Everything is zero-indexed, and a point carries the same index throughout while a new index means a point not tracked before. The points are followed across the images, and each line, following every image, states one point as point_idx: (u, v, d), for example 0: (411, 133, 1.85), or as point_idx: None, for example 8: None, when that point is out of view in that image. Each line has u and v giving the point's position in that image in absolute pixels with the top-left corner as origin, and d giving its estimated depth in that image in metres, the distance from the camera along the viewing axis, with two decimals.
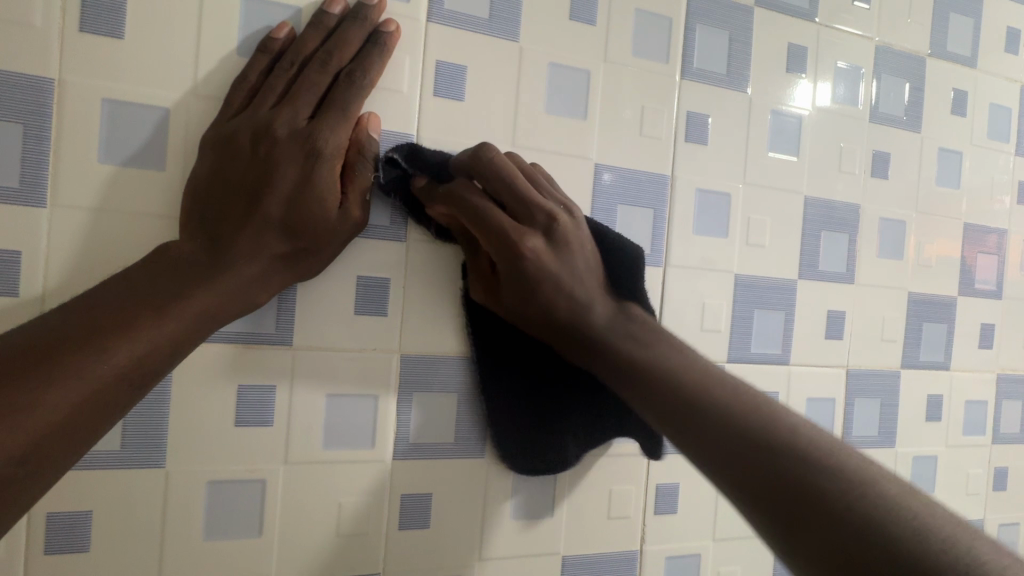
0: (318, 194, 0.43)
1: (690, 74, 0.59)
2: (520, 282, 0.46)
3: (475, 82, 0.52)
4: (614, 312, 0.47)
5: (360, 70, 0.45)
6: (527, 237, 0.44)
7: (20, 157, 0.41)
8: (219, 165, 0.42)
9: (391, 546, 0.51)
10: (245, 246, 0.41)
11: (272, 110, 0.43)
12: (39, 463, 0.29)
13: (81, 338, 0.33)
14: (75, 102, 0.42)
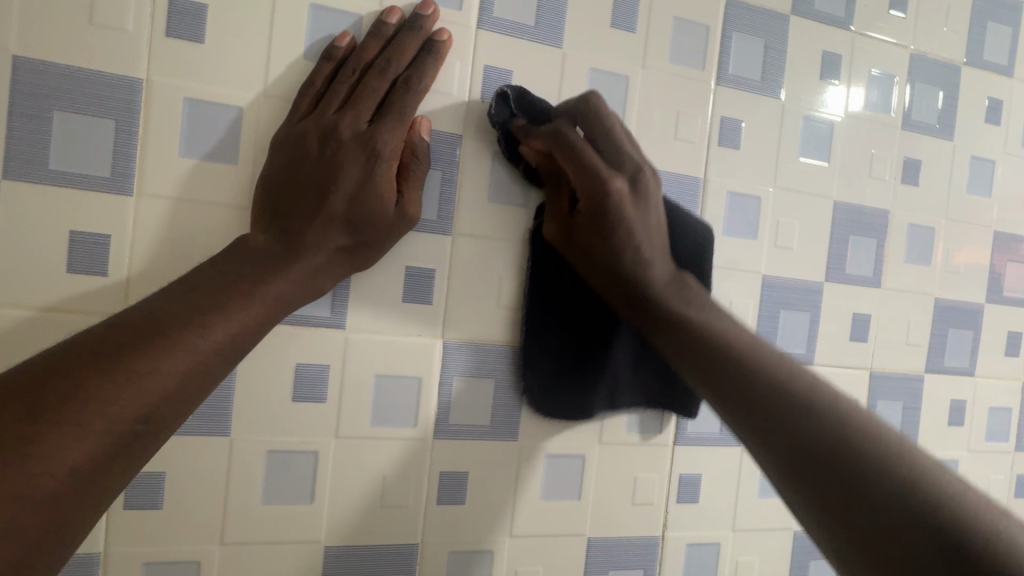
0: (379, 193, 0.47)
1: (726, 81, 0.61)
2: (598, 227, 0.52)
3: (520, 85, 0.54)
4: (671, 278, 0.54)
5: (416, 76, 0.48)
6: (614, 180, 0.50)
7: (112, 150, 0.45)
8: (291, 164, 0.46)
9: (430, 519, 0.54)
10: (313, 239, 0.45)
11: (338, 116, 0.47)
12: (155, 422, 0.35)
13: (185, 317, 0.38)
14: (161, 101, 0.46)
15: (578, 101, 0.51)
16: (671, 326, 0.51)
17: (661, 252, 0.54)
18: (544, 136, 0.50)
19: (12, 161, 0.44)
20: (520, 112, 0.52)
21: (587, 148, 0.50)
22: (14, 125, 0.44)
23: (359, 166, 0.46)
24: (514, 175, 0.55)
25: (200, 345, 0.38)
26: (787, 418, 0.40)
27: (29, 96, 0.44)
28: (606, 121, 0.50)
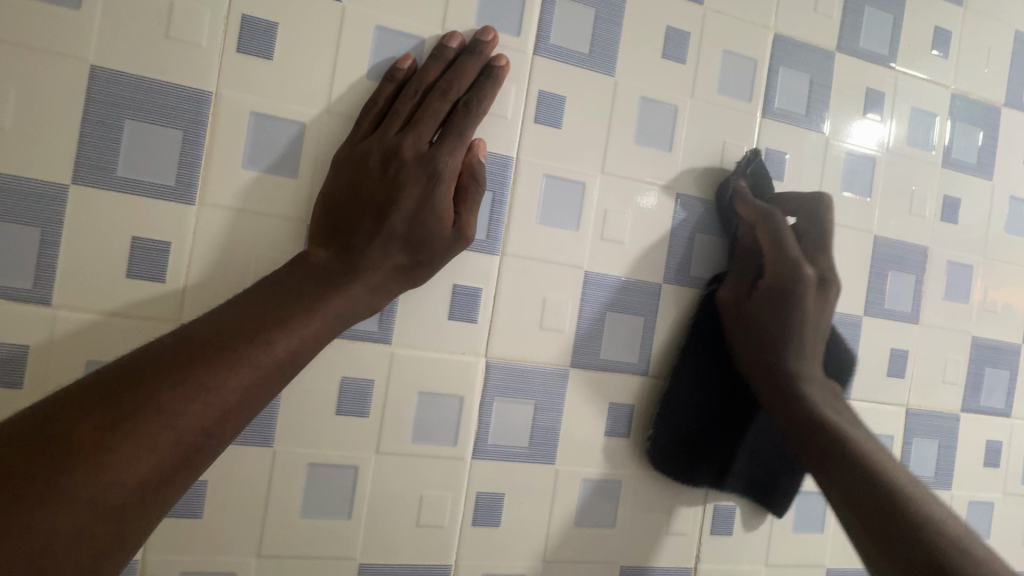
0: (437, 213, 0.47)
1: (771, 113, 0.62)
2: (758, 311, 0.61)
3: (572, 112, 0.55)
4: (803, 376, 0.61)
5: (476, 99, 0.49)
6: (805, 269, 0.62)
7: (178, 160, 0.46)
8: (355, 181, 0.47)
9: (465, 541, 0.54)
10: (373, 256, 0.46)
11: (399, 136, 0.48)
12: (218, 435, 0.36)
13: (250, 331, 0.39)
14: (227, 114, 0.47)
15: (786, 225, 0.62)
16: (791, 397, 0.60)
17: (819, 381, 0.62)
18: (761, 207, 0.60)
19: (83, 167, 0.45)
20: (743, 177, 0.60)
21: (786, 234, 0.61)
22: (86, 131, 0.45)
23: (421, 186, 0.47)
24: (564, 198, 0.55)
25: (262, 361, 0.38)
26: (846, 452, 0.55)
27: (103, 105, 0.45)
28: (791, 250, 0.61)
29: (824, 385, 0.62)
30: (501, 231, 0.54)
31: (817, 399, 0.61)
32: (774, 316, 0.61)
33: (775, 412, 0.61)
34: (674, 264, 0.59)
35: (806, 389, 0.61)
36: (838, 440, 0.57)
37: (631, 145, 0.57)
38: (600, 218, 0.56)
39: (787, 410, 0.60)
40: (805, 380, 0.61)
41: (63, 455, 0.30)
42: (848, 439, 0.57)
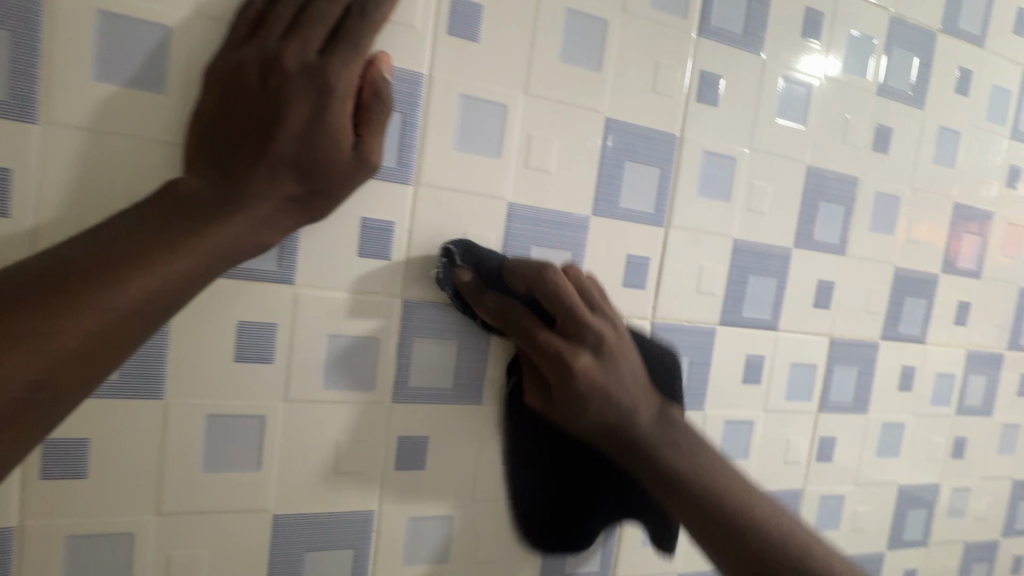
0: (332, 132, 0.41)
1: (707, 32, 0.58)
2: (572, 398, 0.47)
3: (491, 23, 0.50)
4: (602, 364, 0.47)
5: (373, 2, 0.42)
6: (578, 357, 0.47)
7: (9, 68, 0.39)
8: (231, 99, 0.40)
9: (388, 486, 0.52)
10: (256, 182, 0.39)
11: (281, 43, 0.41)
12: (53, 392, 0.30)
13: (99, 268, 0.33)
14: (68, 12, 0.39)
15: (529, 270, 0.48)
16: (636, 456, 0.47)
17: (646, 397, 0.49)
18: (467, 266, 0.49)
19: None
20: (468, 265, 0.49)
21: (541, 333, 0.47)
22: None
23: (309, 101, 0.40)
24: (484, 122, 0.51)
25: (111, 304, 0.32)
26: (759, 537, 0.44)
27: None
28: (557, 299, 0.47)
29: (661, 416, 0.49)
30: (413, 159, 0.49)
31: (658, 441, 0.48)
32: (576, 413, 0.47)
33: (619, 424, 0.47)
34: (604, 195, 0.56)
35: (639, 423, 0.48)
36: (691, 480, 0.46)
37: (557, 64, 0.52)
38: (523, 144, 0.52)
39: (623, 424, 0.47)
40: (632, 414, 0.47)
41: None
42: (699, 484, 0.46)
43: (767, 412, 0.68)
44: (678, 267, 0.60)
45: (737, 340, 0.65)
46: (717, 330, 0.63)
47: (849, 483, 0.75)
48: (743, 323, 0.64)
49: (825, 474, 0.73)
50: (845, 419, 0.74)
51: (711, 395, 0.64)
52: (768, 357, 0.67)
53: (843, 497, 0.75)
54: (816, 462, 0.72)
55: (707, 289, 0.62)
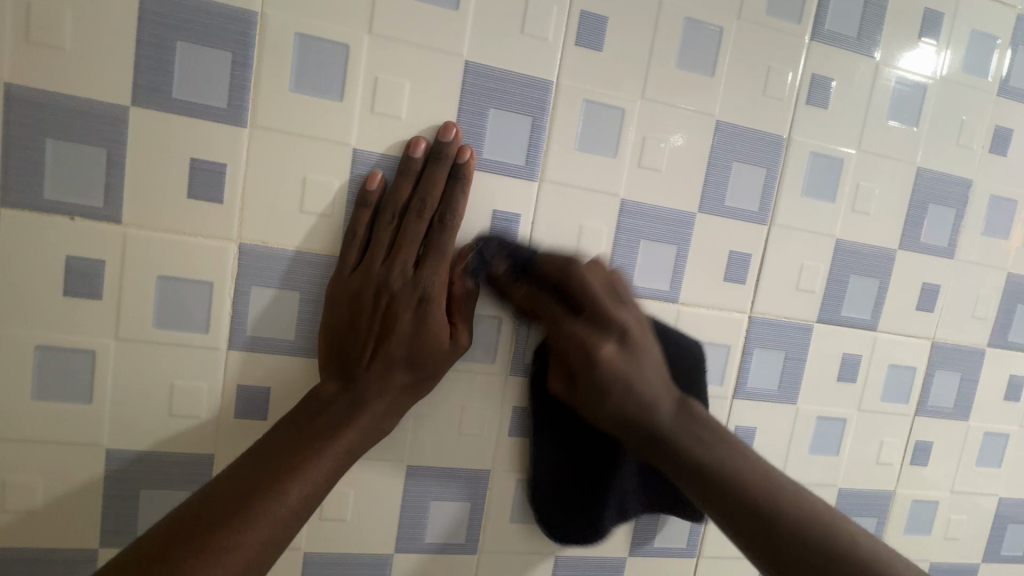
0: (432, 331, 0.52)
1: (820, 36, 0.59)
2: (596, 383, 0.55)
3: (615, 33, 0.54)
4: (621, 350, 0.54)
5: (452, 213, 0.51)
6: (600, 342, 0.54)
7: (229, 82, 0.48)
8: (348, 322, 0.51)
9: (502, 449, 0.59)
10: (380, 372, 0.51)
11: (385, 266, 0.51)
12: (281, 538, 0.43)
13: (302, 445, 0.47)
14: (274, 35, 0.48)
15: (554, 266, 0.53)
16: (655, 447, 0.54)
17: (666, 390, 0.56)
18: (521, 286, 0.54)
19: (142, 89, 0.46)
20: (504, 257, 0.53)
21: (572, 325, 0.54)
22: (142, 52, 0.46)
23: (413, 316, 0.51)
24: (603, 124, 0.55)
25: (312, 475, 0.46)
26: (783, 519, 0.47)
27: (156, 26, 0.46)
28: (586, 289, 0.53)
29: (683, 407, 0.55)
30: (540, 158, 0.54)
31: (672, 426, 0.54)
32: (597, 395, 0.55)
33: (648, 415, 0.54)
34: (710, 193, 0.59)
35: (655, 414, 0.54)
36: (699, 458, 0.52)
37: (674, 70, 0.56)
38: (638, 145, 0.56)
39: (638, 411, 0.55)
40: (652, 407, 0.54)
41: (191, 545, 0.39)
42: (704, 462, 0.52)
43: (860, 411, 0.69)
44: (779, 264, 0.62)
45: (834, 338, 0.66)
46: (814, 327, 0.65)
47: (944, 490, 0.74)
48: (840, 321, 0.66)
49: (918, 478, 0.73)
50: (944, 425, 0.72)
51: (804, 390, 0.66)
52: (864, 357, 0.67)
53: (937, 504, 0.74)
54: (909, 466, 0.72)
55: (807, 287, 0.64)
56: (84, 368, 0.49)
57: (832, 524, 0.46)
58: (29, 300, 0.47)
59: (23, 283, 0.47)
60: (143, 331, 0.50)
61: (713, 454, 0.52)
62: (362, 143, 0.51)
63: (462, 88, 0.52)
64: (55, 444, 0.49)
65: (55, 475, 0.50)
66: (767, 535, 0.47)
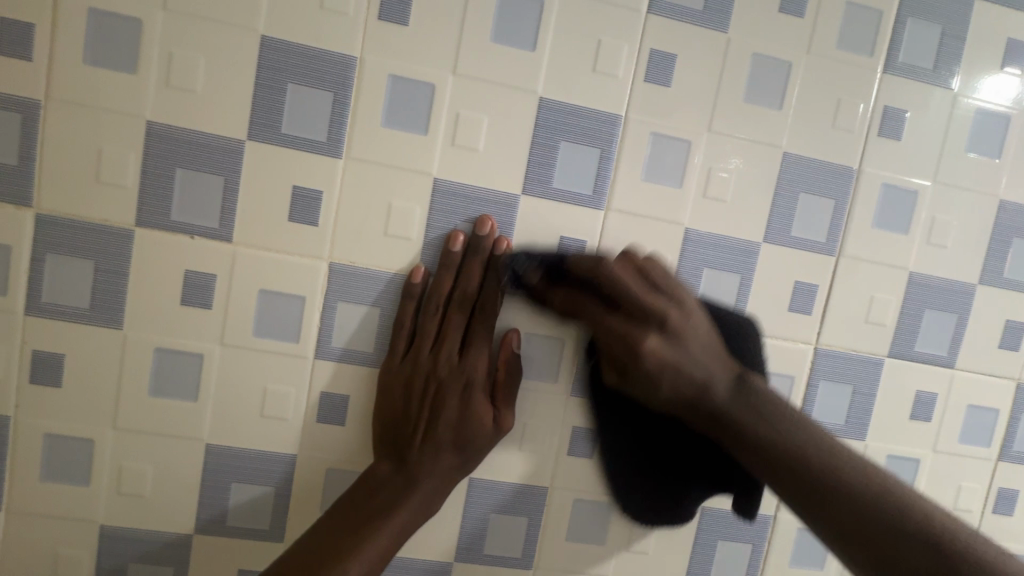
0: (477, 414, 0.56)
1: (894, 68, 0.59)
2: (641, 376, 0.51)
3: (683, 69, 0.56)
4: (665, 338, 0.50)
5: (490, 304, 0.56)
6: (643, 337, 0.51)
7: (329, 119, 0.53)
8: (399, 405, 0.56)
9: (560, 468, 0.60)
10: (429, 455, 0.55)
11: (432, 354, 0.56)
12: None
13: (360, 527, 0.53)
14: (370, 77, 0.53)
15: (587, 264, 0.52)
16: (715, 425, 0.50)
17: (718, 361, 0.51)
18: (561, 292, 0.54)
19: (256, 125, 0.53)
20: (537, 266, 0.54)
21: (611, 319, 0.52)
22: (258, 94, 0.52)
23: (458, 401, 0.56)
24: (669, 156, 0.57)
25: (367, 555, 0.52)
26: (859, 497, 0.43)
27: (271, 71, 0.52)
28: (617, 286, 0.51)
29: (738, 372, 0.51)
30: (607, 187, 0.57)
31: (733, 403, 0.49)
32: (650, 386, 0.51)
33: (699, 396, 0.50)
34: (776, 223, 0.60)
35: (714, 388, 0.50)
36: (770, 444, 0.47)
37: (741, 103, 0.58)
38: (703, 176, 0.58)
39: (689, 383, 0.50)
40: (710, 380, 0.50)
41: None
42: (769, 437, 0.47)
43: (936, 452, 0.66)
44: (848, 295, 0.62)
45: (907, 374, 0.64)
46: (885, 361, 0.63)
47: None
48: (913, 357, 0.63)
49: (1002, 528, 0.68)
50: None
51: (874, 426, 0.64)
52: (941, 395, 0.65)
53: None
54: (991, 514, 0.68)
55: (877, 320, 0.62)
56: (193, 370, 0.55)
57: (907, 498, 0.43)
58: (153, 308, 0.54)
59: (150, 293, 0.54)
60: (244, 339, 0.55)
61: (778, 433, 0.47)
62: (442, 173, 0.55)
63: (536, 122, 0.55)
64: (165, 437, 0.56)
65: (163, 465, 0.56)
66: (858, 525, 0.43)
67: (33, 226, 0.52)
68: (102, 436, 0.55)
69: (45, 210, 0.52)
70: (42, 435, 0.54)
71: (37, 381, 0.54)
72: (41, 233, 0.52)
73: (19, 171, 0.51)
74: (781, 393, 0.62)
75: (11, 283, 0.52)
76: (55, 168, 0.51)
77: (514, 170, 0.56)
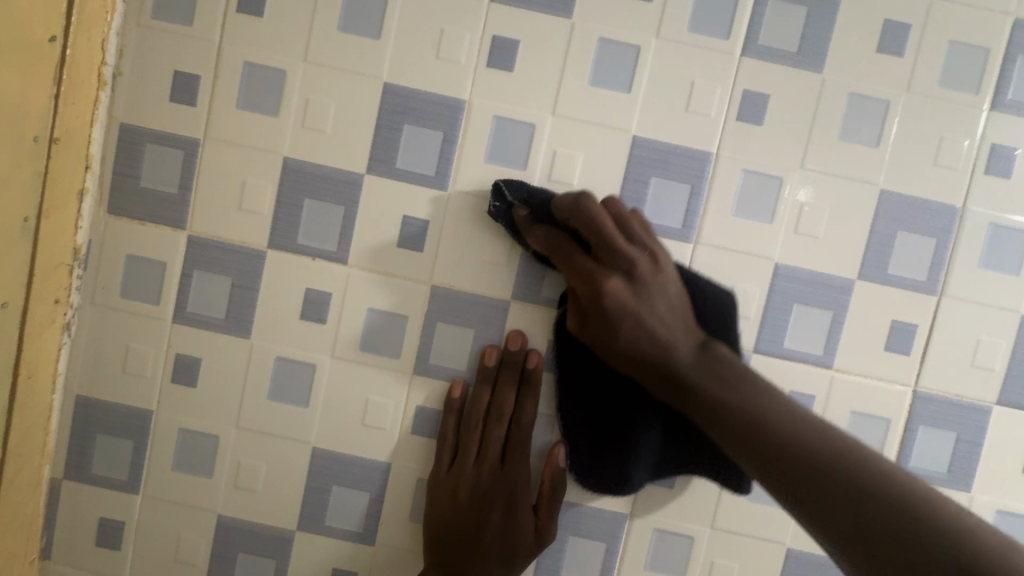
0: (520, 525, 0.59)
1: (1002, 106, 0.58)
2: (605, 319, 0.53)
3: (776, 109, 0.58)
4: (631, 287, 0.53)
5: (525, 417, 0.60)
6: (611, 281, 0.53)
7: (438, 155, 0.59)
8: (448, 514, 0.59)
9: (641, 495, 0.61)
10: (475, 565, 0.59)
11: (475, 465, 0.60)
12: None
13: None
14: (477, 118, 0.58)
15: (569, 202, 0.52)
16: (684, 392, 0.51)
17: (680, 331, 0.53)
18: (541, 228, 0.54)
19: (375, 161, 0.59)
20: (526, 202, 0.55)
21: (582, 258, 0.53)
22: (378, 133, 0.59)
23: (502, 512, 0.59)
24: (761, 193, 0.58)
25: None
26: (803, 448, 0.42)
27: (390, 113, 0.58)
28: (593, 226, 0.52)
29: (704, 346, 0.53)
30: (696, 222, 0.59)
31: (699, 374, 0.51)
32: (608, 334, 0.54)
33: (663, 363, 0.52)
34: (871, 260, 0.59)
35: (676, 355, 0.52)
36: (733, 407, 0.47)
37: (835, 141, 0.58)
38: (794, 211, 0.58)
39: (644, 343, 0.53)
40: (671, 347, 0.52)
41: None
42: (728, 406, 0.48)
43: None
44: (951, 337, 0.59)
45: (1018, 424, 0.60)
46: (992, 409, 0.60)
47: None
48: None
49: None
50: None
51: (981, 478, 0.60)
52: None
53: None
54: None
55: (984, 364, 0.59)
56: (306, 378, 0.61)
57: (867, 454, 0.41)
58: (276, 320, 0.60)
59: (276, 307, 0.60)
60: (352, 353, 0.61)
61: (735, 397, 0.48)
62: None
63: (628, 159, 0.58)
64: (278, 438, 0.61)
65: (273, 464, 0.62)
66: (816, 497, 0.39)
67: (186, 246, 0.60)
68: (226, 434, 0.61)
69: (196, 232, 0.60)
70: (176, 429, 0.62)
71: (177, 381, 0.61)
72: (191, 252, 0.60)
73: (178, 198, 0.60)
74: (875, 435, 0.60)
75: (164, 294, 0.60)
76: (206, 196, 0.60)
77: None
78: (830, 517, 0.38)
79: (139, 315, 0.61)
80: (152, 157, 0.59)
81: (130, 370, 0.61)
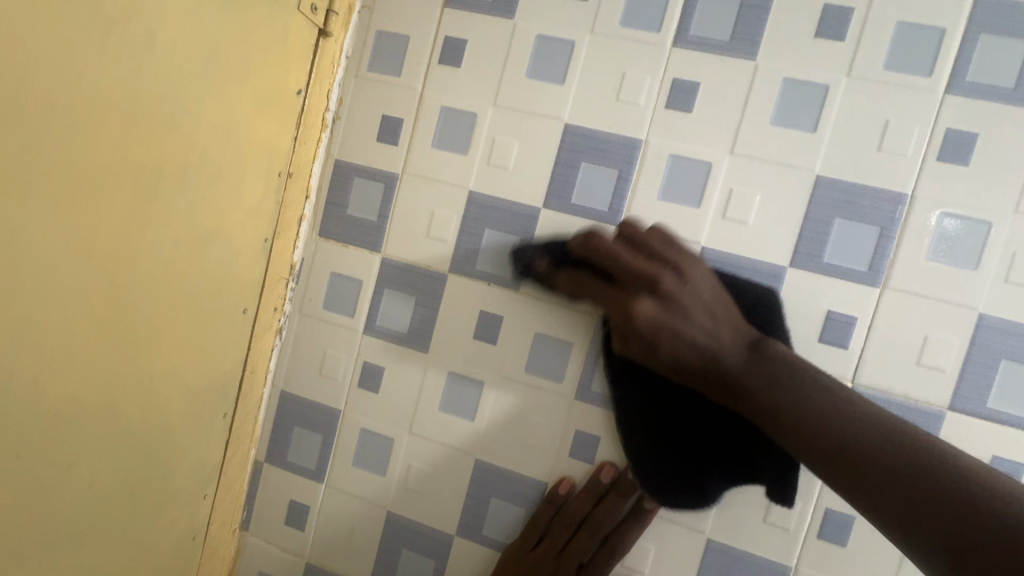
0: None
1: None
2: (644, 336, 0.54)
3: (986, 149, 0.54)
4: (659, 304, 0.53)
5: (619, 545, 0.61)
6: (640, 304, 0.54)
7: (612, 192, 0.61)
8: None
9: (809, 549, 0.59)
10: None
11: (556, 559, 0.63)
12: None
13: None
14: (653, 156, 0.60)
15: (580, 242, 0.56)
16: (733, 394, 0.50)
17: (726, 325, 0.53)
18: (563, 273, 0.59)
19: (551, 195, 0.63)
20: (544, 253, 0.60)
21: (606, 294, 0.56)
22: (556, 170, 0.63)
23: None
24: (962, 237, 0.54)
25: None
26: (864, 441, 0.42)
27: (569, 151, 0.62)
28: (609, 257, 0.55)
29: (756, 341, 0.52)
30: (885, 265, 0.56)
31: (746, 372, 0.50)
32: (653, 347, 0.54)
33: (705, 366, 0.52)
34: None
35: (719, 351, 0.51)
36: (783, 411, 0.47)
37: None
38: (1004, 258, 0.54)
39: (681, 343, 0.52)
40: (712, 351, 0.52)
41: None
42: (785, 413, 0.47)
43: None
44: None
45: None
46: None
47: None
48: None
49: None
50: None
51: None
52: None
53: None
54: None
55: None
56: (474, 394, 0.66)
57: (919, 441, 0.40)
58: (451, 337, 0.66)
59: (451, 326, 0.66)
60: (518, 373, 0.65)
61: (790, 398, 0.47)
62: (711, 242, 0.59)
63: (810, 199, 0.57)
64: (445, 446, 0.67)
65: (440, 470, 0.67)
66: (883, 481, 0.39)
67: (378, 267, 0.68)
68: (400, 437, 0.68)
69: (389, 254, 0.68)
70: (358, 429, 0.69)
71: (363, 386, 0.69)
72: (383, 272, 0.68)
73: (376, 225, 0.68)
74: None
75: (358, 308, 0.69)
76: (400, 224, 0.67)
77: (784, 243, 0.58)
78: (909, 513, 0.37)
79: (336, 325, 0.69)
80: (358, 189, 0.68)
81: (324, 373, 0.70)
